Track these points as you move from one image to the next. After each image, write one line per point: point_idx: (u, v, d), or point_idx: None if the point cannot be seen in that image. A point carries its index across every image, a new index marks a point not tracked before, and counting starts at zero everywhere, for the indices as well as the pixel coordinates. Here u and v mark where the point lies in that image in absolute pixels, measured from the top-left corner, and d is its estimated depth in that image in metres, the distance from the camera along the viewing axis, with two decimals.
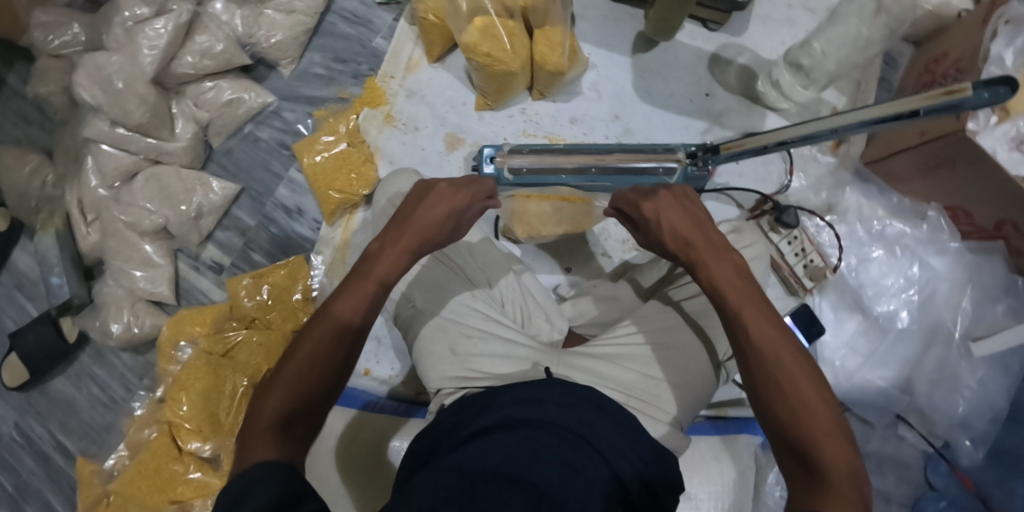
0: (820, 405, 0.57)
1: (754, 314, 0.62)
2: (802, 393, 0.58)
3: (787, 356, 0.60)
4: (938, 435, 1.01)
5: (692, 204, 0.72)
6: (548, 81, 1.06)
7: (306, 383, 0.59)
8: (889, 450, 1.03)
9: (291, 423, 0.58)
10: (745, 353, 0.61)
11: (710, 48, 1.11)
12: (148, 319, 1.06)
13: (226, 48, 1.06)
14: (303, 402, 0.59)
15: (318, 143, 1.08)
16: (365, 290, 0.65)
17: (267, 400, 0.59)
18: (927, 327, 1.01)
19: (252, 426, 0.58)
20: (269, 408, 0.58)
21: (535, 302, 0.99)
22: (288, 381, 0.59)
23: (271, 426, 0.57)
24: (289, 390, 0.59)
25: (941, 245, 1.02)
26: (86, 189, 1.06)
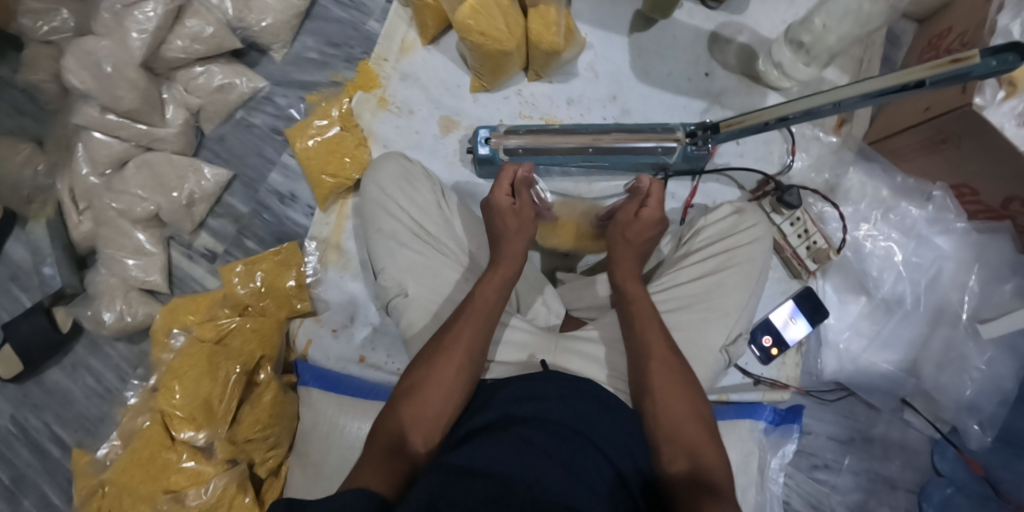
0: (703, 418, 0.76)
1: (660, 345, 0.79)
2: (685, 409, 0.75)
3: (676, 378, 0.77)
4: (945, 420, 1.00)
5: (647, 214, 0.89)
6: (544, 61, 1.04)
7: (421, 403, 0.74)
8: (894, 434, 1.03)
9: (407, 438, 0.71)
10: (649, 371, 0.78)
11: (709, 27, 1.08)
12: (142, 308, 1.04)
13: (216, 32, 1.05)
14: (419, 416, 0.73)
15: (311, 128, 1.06)
16: (475, 325, 0.80)
17: (392, 414, 0.74)
18: (932, 309, 0.99)
19: (377, 438, 0.72)
20: (393, 420, 0.73)
21: (532, 285, 0.95)
22: (411, 396, 0.74)
23: (389, 437, 0.72)
24: (408, 409, 0.74)
25: (946, 225, 1.00)
26: (78, 177, 1.05)
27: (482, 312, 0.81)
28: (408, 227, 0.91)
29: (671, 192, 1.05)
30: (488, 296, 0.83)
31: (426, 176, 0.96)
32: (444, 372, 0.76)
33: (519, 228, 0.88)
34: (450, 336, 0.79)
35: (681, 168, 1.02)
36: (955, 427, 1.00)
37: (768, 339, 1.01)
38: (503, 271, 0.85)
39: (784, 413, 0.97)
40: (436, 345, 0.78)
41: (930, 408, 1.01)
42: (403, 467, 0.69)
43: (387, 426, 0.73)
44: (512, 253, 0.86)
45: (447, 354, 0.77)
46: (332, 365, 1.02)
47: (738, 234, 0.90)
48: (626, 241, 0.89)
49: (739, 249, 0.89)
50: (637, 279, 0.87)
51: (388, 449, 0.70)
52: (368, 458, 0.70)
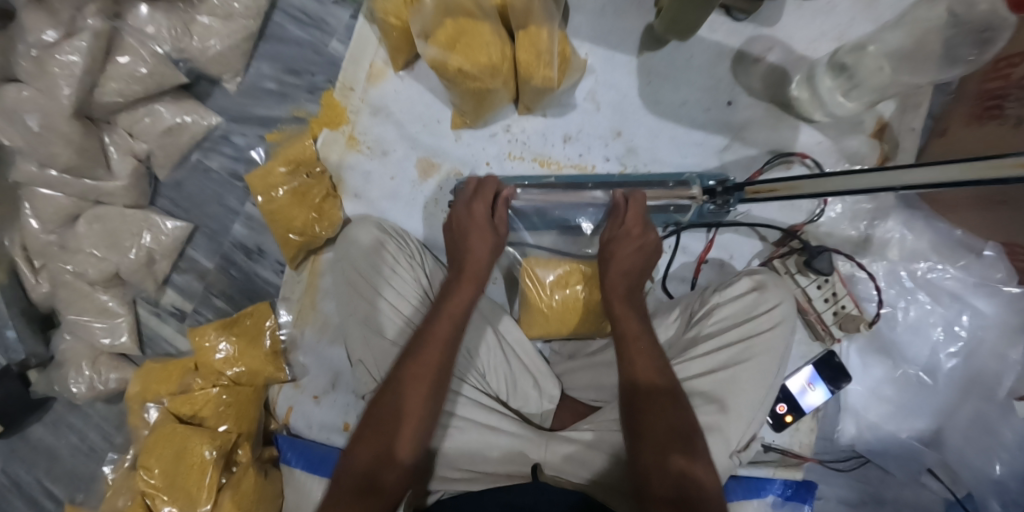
0: (697, 444, 0.67)
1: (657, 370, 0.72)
2: (665, 428, 0.67)
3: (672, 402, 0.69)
4: (961, 483, 0.88)
5: (641, 236, 0.79)
6: (535, 96, 0.89)
7: (386, 439, 0.68)
8: (908, 497, 0.91)
9: (377, 478, 0.66)
10: (636, 399, 0.70)
11: (733, 43, 0.91)
12: (113, 374, 0.98)
13: (153, 70, 0.91)
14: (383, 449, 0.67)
15: (275, 174, 0.93)
16: (440, 347, 0.72)
17: (355, 450, 0.68)
18: (964, 379, 0.88)
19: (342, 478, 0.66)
20: (355, 457, 0.67)
21: (522, 363, 0.85)
22: (379, 430, 0.68)
23: (352, 479, 0.66)
24: (374, 444, 0.68)
25: (992, 287, 0.86)
26: (29, 234, 0.96)
27: (447, 332, 0.74)
28: (386, 311, 0.82)
29: (683, 246, 0.93)
30: (457, 312, 0.75)
31: (404, 251, 0.87)
32: (407, 404, 0.69)
33: (483, 236, 0.80)
34: (410, 363, 0.71)
35: (694, 223, 0.89)
36: (971, 491, 0.87)
37: (782, 406, 0.90)
38: (467, 290, 0.78)
39: (796, 487, 0.87)
40: (401, 371, 0.71)
41: (947, 470, 0.89)
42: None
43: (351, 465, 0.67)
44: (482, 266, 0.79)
45: (414, 383, 0.70)
46: (315, 434, 0.96)
47: (757, 319, 0.79)
48: (623, 248, 0.78)
49: (759, 338, 0.78)
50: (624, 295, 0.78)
51: (352, 492, 0.65)
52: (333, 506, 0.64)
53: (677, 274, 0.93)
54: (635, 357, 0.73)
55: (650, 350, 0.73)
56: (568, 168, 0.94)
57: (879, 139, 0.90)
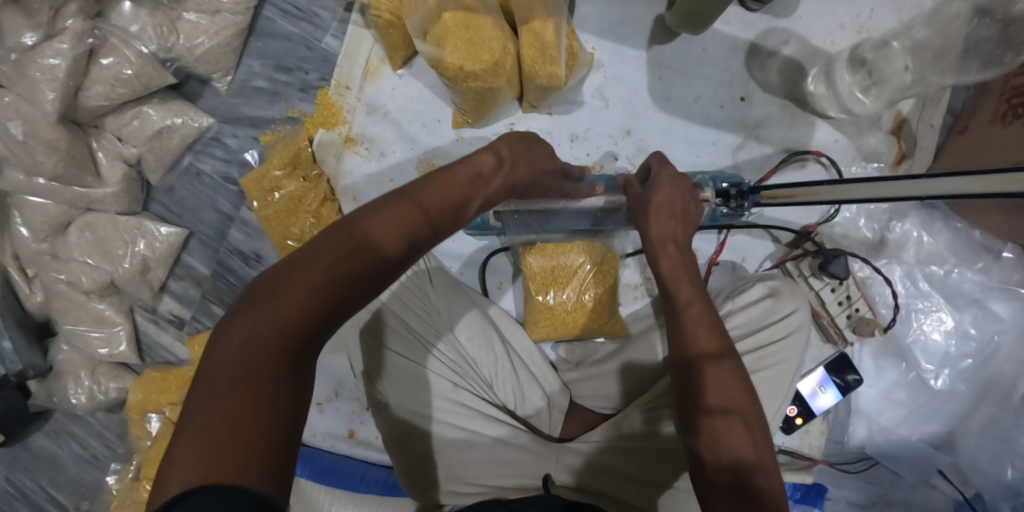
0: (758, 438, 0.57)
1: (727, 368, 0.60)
2: (720, 392, 0.59)
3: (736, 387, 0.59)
4: (971, 484, 0.87)
5: (686, 190, 0.69)
6: (539, 94, 0.85)
7: (295, 317, 0.44)
8: (917, 498, 0.90)
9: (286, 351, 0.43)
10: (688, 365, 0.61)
11: (748, 36, 0.88)
12: (112, 383, 0.97)
13: (139, 70, 0.86)
14: (288, 325, 0.44)
15: (268, 178, 0.89)
16: (403, 213, 0.49)
17: (244, 315, 0.44)
18: (980, 384, 0.86)
19: (219, 357, 0.43)
20: (241, 327, 0.44)
21: (528, 372, 0.83)
22: (314, 277, 0.45)
23: (232, 358, 0.42)
24: (278, 311, 0.44)
25: (1009, 290, 0.85)
26: (20, 243, 0.93)
27: (421, 203, 0.51)
28: (392, 323, 0.79)
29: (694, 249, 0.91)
30: (463, 183, 0.55)
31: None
32: (346, 253, 0.46)
33: (515, 160, 0.63)
34: (364, 211, 0.49)
35: (706, 226, 0.87)
36: (980, 491, 0.86)
37: (791, 408, 0.87)
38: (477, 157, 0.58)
39: (806, 491, 0.87)
40: (339, 230, 0.47)
41: (959, 473, 0.87)
42: (267, 420, 0.41)
43: (231, 337, 0.43)
44: (488, 159, 0.59)
45: (351, 252, 0.46)
46: (320, 442, 0.95)
47: (772, 327, 0.77)
48: (661, 215, 0.67)
49: (773, 347, 0.76)
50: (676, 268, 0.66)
51: (237, 379, 0.42)
52: (210, 400, 0.41)
53: None
54: (695, 334, 0.62)
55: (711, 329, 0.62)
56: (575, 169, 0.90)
57: (898, 136, 0.87)
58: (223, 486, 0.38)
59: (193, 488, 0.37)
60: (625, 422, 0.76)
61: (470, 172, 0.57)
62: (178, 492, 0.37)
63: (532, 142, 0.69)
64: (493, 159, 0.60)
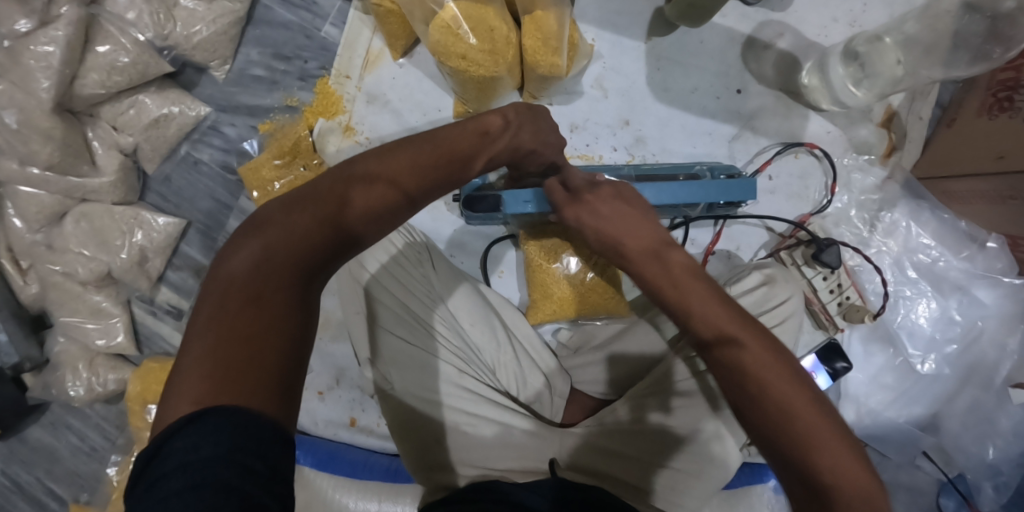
0: (816, 440, 0.49)
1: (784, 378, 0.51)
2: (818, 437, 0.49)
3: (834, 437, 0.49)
4: (954, 464, 0.90)
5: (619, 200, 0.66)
6: (540, 84, 0.86)
7: (304, 246, 0.45)
8: (903, 478, 0.92)
9: (294, 281, 0.44)
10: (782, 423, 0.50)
11: (744, 29, 0.90)
12: (111, 375, 0.96)
13: (136, 58, 0.86)
14: (293, 253, 0.45)
15: (268, 168, 0.90)
16: (398, 166, 0.51)
17: (251, 237, 0.45)
18: (964, 368, 0.90)
19: (222, 276, 0.43)
20: (250, 252, 0.44)
21: (530, 360, 0.85)
22: (319, 213, 0.46)
23: (240, 280, 0.43)
24: (285, 237, 0.45)
25: (994, 279, 0.88)
26: (14, 234, 0.92)
27: (425, 158, 0.52)
28: (393, 308, 0.79)
29: (691, 238, 0.92)
30: (463, 145, 0.56)
31: (406, 239, 0.83)
32: (349, 197, 0.48)
33: (521, 126, 0.64)
34: (361, 161, 0.50)
35: (703, 215, 0.88)
36: (963, 472, 0.90)
37: None
38: (474, 126, 0.58)
39: None
40: (343, 173, 0.49)
41: (943, 454, 0.91)
42: (276, 345, 0.42)
43: (233, 255, 0.44)
44: (495, 119, 0.60)
45: (355, 193, 0.48)
46: (322, 430, 0.96)
47: (768, 313, 0.78)
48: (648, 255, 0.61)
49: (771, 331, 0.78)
50: (650, 247, 0.61)
51: (247, 300, 0.42)
52: (214, 318, 0.42)
53: None
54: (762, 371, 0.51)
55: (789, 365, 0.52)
56: (575, 158, 0.91)
57: (888, 129, 0.90)
58: (226, 406, 0.39)
59: (203, 408, 0.39)
60: (623, 408, 0.78)
61: (477, 130, 0.58)
62: (186, 413, 0.38)
63: (539, 115, 0.68)
64: (499, 121, 0.61)
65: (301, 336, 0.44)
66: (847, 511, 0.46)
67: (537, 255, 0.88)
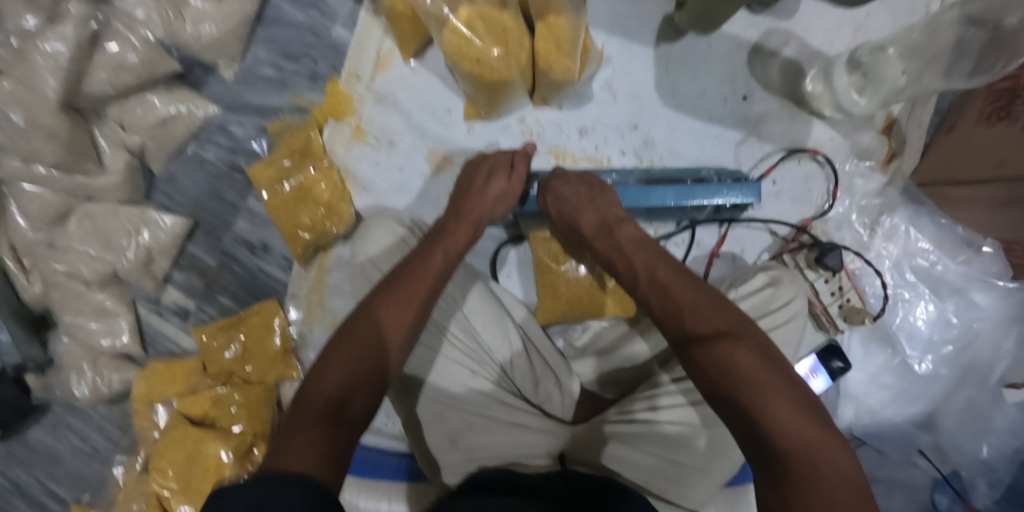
0: (771, 387, 0.54)
1: (757, 362, 0.56)
2: (774, 392, 0.54)
3: (794, 411, 0.53)
4: (948, 462, 0.94)
5: (596, 198, 0.76)
6: (552, 87, 0.86)
7: (342, 374, 0.58)
8: (900, 475, 0.95)
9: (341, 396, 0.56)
10: (742, 384, 0.55)
11: (751, 36, 0.92)
12: (116, 375, 0.95)
13: (144, 57, 0.85)
14: (362, 378, 0.58)
15: (277, 167, 0.89)
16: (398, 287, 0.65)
17: (332, 364, 0.59)
18: (960, 368, 0.93)
19: (308, 400, 0.56)
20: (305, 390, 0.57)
21: (543, 361, 0.85)
22: (349, 347, 0.60)
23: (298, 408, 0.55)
24: (353, 362, 0.59)
25: (989, 282, 0.91)
26: (16, 233, 0.91)
27: (418, 279, 0.66)
28: None
29: (697, 241, 0.94)
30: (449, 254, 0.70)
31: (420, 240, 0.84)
32: (369, 322, 0.62)
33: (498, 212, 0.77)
34: (375, 294, 0.65)
35: (709, 219, 0.90)
36: (957, 468, 0.94)
37: None
38: (461, 233, 0.73)
39: None
40: (361, 313, 0.63)
41: (938, 451, 0.95)
42: (320, 430, 0.52)
43: (319, 385, 0.57)
44: (472, 222, 0.75)
45: (369, 318, 0.62)
46: None
47: (773, 314, 0.80)
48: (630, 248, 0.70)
49: (777, 332, 0.79)
50: (606, 227, 0.73)
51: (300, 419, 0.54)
52: (298, 426, 0.53)
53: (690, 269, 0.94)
54: (723, 346, 0.57)
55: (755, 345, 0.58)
56: (583, 161, 0.92)
57: (888, 135, 0.92)
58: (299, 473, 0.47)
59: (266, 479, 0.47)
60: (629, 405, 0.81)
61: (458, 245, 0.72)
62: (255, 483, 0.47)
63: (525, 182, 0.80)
64: (474, 229, 0.75)
65: (346, 429, 0.54)
66: (800, 459, 0.50)
67: (545, 256, 0.90)
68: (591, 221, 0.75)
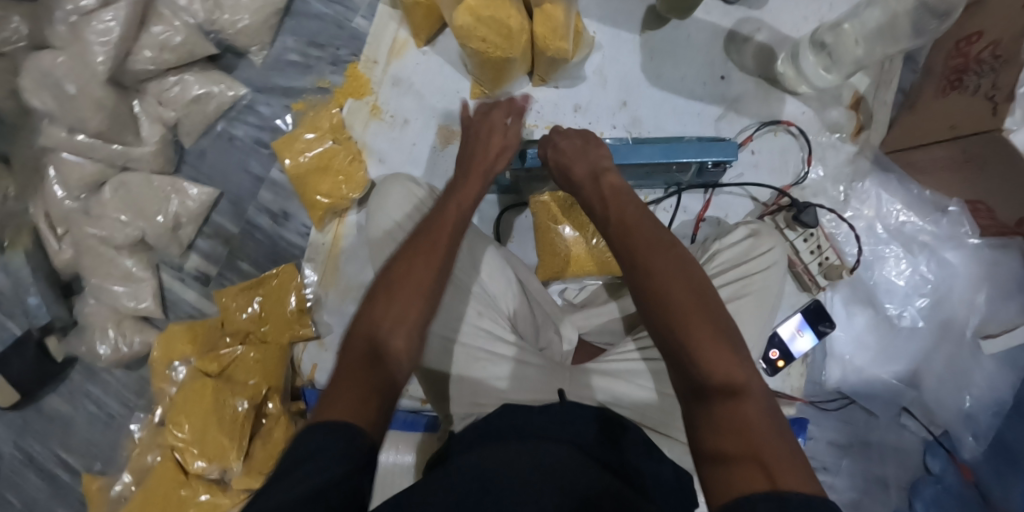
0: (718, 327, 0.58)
1: (718, 314, 0.60)
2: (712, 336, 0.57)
3: (724, 350, 0.56)
4: (937, 423, 0.99)
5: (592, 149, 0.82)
6: (549, 66, 0.97)
7: (375, 323, 0.61)
8: (891, 439, 1.00)
9: (376, 341, 0.60)
10: (685, 321, 0.58)
11: (727, 24, 1.03)
12: (138, 336, 1.01)
13: (186, 39, 0.95)
14: (395, 322, 0.62)
15: (300, 141, 0.98)
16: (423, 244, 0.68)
17: (369, 313, 0.63)
18: (938, 323, 0.98)
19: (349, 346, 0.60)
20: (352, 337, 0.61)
21: (544, 312, 0.92)
22: (380, 297, 0.64)
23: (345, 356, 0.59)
24: (385, 309, 0.62)
25: (959, 241, 0.98)
26: (52, 201, 0.98)
27: (439, 237, 0.70)
28: None
29: (684, 206, 1.02)
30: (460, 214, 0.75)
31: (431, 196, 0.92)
32: (396, 273, 0.65)
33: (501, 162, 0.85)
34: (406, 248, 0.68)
35: (694, 183, 0.98)
36: (947, 429, 0.98)
37: (773, 352, 0.96)
38: (474, 184, 0.81)
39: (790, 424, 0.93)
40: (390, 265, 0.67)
41: (925, 410, 0.99)
42: (357, 378, 0.56)
43: (359, 330, 0.61)
44: (479, 182, 0.81)
45: (394, 270, 0.66)
46: None
47: (753, 261, 0.87)
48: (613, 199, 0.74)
49: (756, 276, 0.86)
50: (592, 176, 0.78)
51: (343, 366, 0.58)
52: (341, 373, 0.57)
53: (679, 232, 1.01)
54: (670, 288, 0.60)
55: (703, 298, 0.60)
56: None
57: (856, 110, 1.03)
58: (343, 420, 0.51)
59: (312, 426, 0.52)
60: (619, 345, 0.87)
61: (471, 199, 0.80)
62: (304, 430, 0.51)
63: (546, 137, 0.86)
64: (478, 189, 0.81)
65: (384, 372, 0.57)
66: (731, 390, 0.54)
67: (545, 217, 0.97)
68: (584, 169, 0.80)
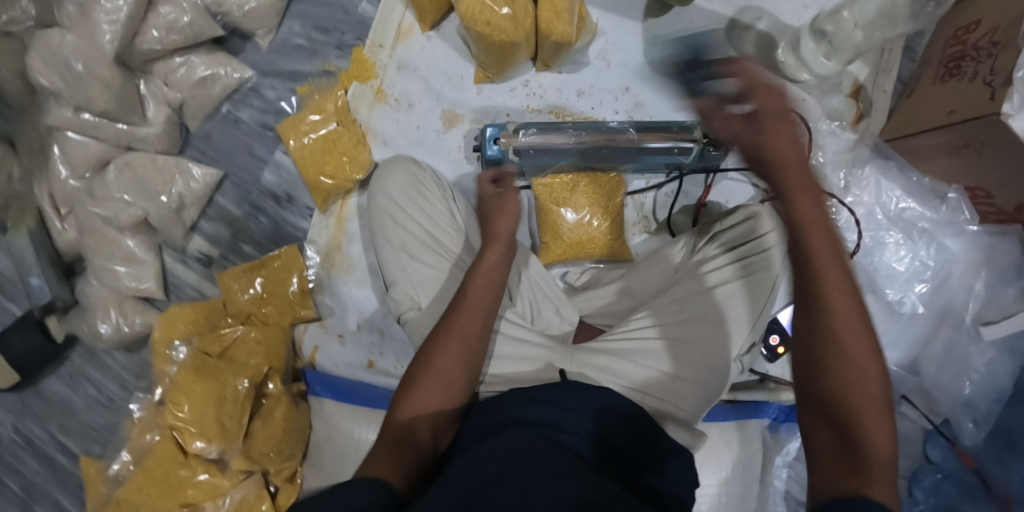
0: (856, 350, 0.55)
1: (854, 331, 0.55)
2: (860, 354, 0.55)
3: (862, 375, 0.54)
4: (938, 412, 0.98)
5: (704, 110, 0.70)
6: (553, 52, 0.97)
7: (415, 412, 0.67)
8: None
9: (411, 429, 0.66)
10: (831, 341, 0.55)
11: (728, 12, 1.04)
12: (139, 318, 1.01)
13: (194, 20, 0.96)
14: (431, 408, 0.68)
15: (305, 123, 0.98)
16: (458, 321, 0.72)
17: (409, 398, 0.68)
18: (937, 309, 1.00)
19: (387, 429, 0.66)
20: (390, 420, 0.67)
21: (544, 293, 0.91)
22: (421, 380, 0.69)
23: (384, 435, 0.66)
24: (425, 396, 0.68)
25: (959, 227, 0.99)
26: (56, 182, 0.99)
27: (473, 311, 0.72)
28: (420, 238, 0.88)
29: (684, 191, 1.03)
30: (494, 274, 0.75)
31: (433, 179, 0.92)
32: (435, 352, 0.70)
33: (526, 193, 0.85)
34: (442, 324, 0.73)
35: (694, 168, 0.99)
36: (947, 417, 0.98)
37: (774, 339, 0.96)
38: (503, 221, 0.79)
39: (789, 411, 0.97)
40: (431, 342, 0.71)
41: (926, 399, 1.00)
42: (390, 456, 0.62)
43: (398, 417, 0.67)
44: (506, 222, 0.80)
45: (434, 349, 0.70)
46: (342, 372, 1.01)
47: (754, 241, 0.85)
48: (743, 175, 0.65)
49: (758, 256, 0.84)
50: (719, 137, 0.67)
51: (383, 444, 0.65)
52: (378, 451, 0.63)
53: (679, 217, 1.03)
54: (841, 316, 0.55)
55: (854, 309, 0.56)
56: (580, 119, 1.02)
57: (856, 99, 1.04)
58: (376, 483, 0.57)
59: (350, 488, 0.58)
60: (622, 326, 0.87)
61: (506, 252, 0.77)
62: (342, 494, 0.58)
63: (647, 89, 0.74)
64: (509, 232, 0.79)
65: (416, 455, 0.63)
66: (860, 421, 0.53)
67: (547, 200, 0.97)
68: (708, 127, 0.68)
